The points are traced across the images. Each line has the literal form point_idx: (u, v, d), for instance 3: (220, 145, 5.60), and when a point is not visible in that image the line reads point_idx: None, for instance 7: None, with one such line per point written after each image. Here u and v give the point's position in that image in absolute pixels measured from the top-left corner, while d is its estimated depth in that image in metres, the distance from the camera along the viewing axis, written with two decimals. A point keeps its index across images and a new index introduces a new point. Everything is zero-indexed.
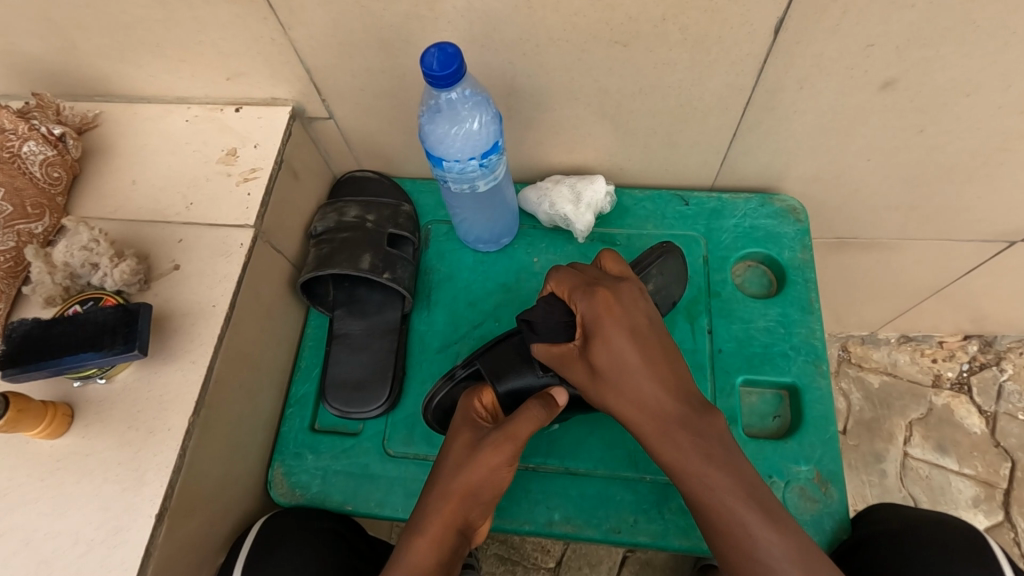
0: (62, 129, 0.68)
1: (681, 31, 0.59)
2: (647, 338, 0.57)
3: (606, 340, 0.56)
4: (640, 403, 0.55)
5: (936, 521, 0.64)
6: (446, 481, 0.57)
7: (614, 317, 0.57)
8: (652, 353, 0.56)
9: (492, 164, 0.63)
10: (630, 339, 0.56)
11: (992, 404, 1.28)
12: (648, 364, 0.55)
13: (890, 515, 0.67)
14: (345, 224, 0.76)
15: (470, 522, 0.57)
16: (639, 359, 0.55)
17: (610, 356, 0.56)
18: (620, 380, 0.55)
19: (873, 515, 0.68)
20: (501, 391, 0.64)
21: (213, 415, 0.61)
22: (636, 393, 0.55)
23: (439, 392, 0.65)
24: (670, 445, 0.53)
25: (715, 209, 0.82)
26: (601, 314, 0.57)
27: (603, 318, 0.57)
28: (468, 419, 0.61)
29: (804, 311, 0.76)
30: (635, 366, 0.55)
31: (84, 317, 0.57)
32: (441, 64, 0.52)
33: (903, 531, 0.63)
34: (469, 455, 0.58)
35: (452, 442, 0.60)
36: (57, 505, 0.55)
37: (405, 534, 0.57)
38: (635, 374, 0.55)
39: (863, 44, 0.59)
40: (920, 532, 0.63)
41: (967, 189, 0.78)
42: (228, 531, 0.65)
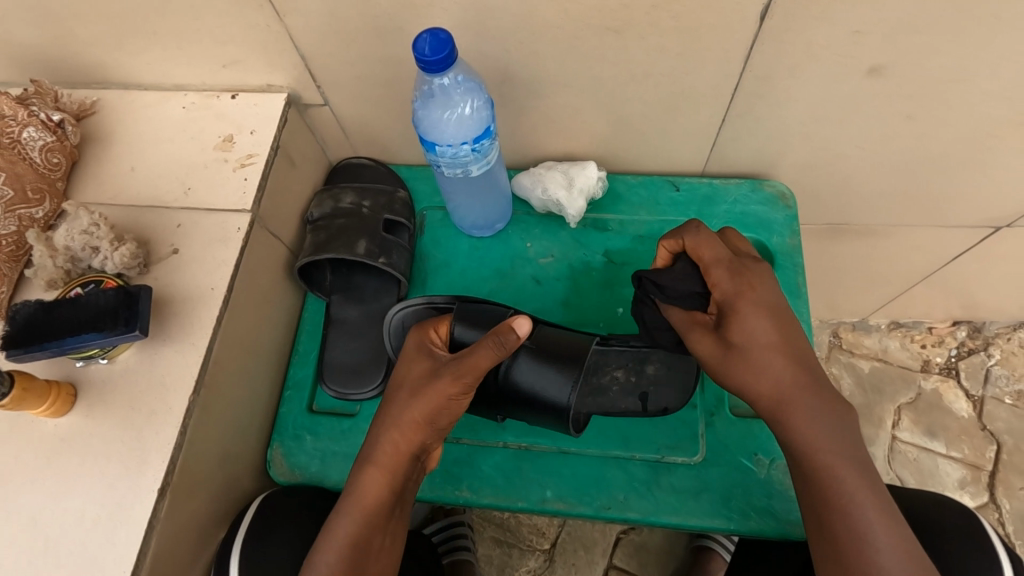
0: (61, 116, 0.68)
1: (671, 17, 0.60)
2: (778, 315, 0.57)
3: (753, 316, 0.56)
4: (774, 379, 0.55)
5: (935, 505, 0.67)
6: (386, 417, 0.59)
7: (757, 296, 0.57)
8: (780, 331, 0.56)
9: (484, 150, 0.63)
10: (764, 315, 0.56)
11: (980, 389, 1.31)
12: (778, 344, 0.55)
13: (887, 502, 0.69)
14: (341, 210, 0.77)
15: (426, 447, 0.59)
16: (769, 333, 0.56)
17: (743, 329, 0.56)
18: (750, 350, 0.55)
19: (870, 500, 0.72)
20: (454, 334, 0.64)
21: (213, 396, 0.63)
22: (761, 370, 0.55)
23: (410, 306, 0.70)
24: (799, 429, 0.53)
25: (706, 196, 0.83)
26: (744, 290, 0.57)
27: (745, 294, 0.57)
28: (411, 352, 0.63)
29: (792, 296, 0.77)
30: (768, 340, 0.55)
31: (84, 299, 0.58)
32: (433, 49, 0.53)
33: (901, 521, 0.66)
34: (420, 387, 0.58)
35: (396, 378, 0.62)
36: (62, 482, 0.57)
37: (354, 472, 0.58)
38: (771, 351, 0.55)
39: (849, 30, 0.60)
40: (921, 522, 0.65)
41: (952, 174, 0.80)
42: (228, 510, 0.67)
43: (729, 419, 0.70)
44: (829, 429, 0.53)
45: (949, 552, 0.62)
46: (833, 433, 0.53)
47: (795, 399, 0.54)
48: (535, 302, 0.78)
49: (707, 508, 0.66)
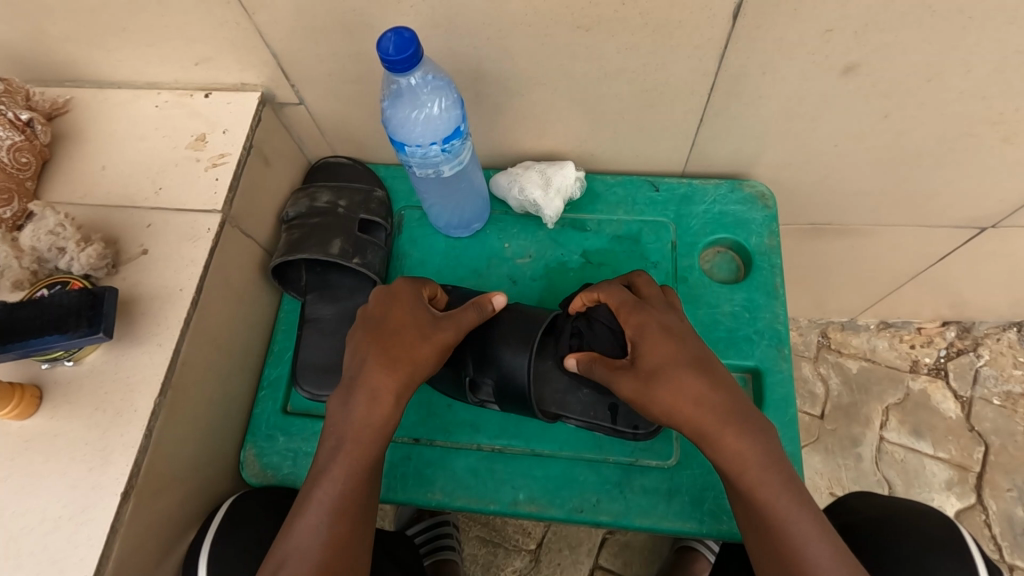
0: (29, 115, 0.68)
1: (642, 15, 0.60)
2: (681, 344, 0.59)
3: (656, 343, 0.59)
4: (695, 400, 0.55)
5: (916, 516, 0.66)
6: (412, 321, 0.61)
7: (656, 323, 0.60)
8: (691, 359, 0.58)
9: (455, 150, 0.62)
10: (671, 343, 0.59)
11: (968, 389, 1.30)
12: (686, 366, 0.57)
13: (864, 507, 0.70)
14: (316, 209, 0.77)
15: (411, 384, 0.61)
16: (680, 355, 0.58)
17: (658, 354, 0.58)
18: (669, 376, 0.56)
19: (852, 505, 0.72)
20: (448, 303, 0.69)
21: (181, 397, 0.62)
22: (681, 394, 0.56)
23: None
24: (726, 447, 0.54)
25: (685, 195, 0.82)
26: (646, 324, 0.60)
27: (647, 328, 0.60)
28: (414, 283, 0.65)
29: (769, 296, 0.76)
30: (681, 364, 0.57)
31: (47, 300, 0.57)
32: (397, 48, 0.52)
33: (878, 526, 0.66)
34: (426, 334, 0.61)
35: (402, 296, 0.63)
36: (24, 484, 0.56)
37: (376, 352, 0.59)
38: (686, 373, 0.56)
39: (822, 28, 0.59)
40: (899, 528, 0.65)
41: (934, 173, 0.79)
42: (198, 511, 0.66)
43: None
44: (750, 441, 0.54)
45: (919, 558, 0.62)
46: (751, 445, 0.54)
47: (717, 423, 0.54)
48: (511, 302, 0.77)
49: (679, 510, 0.66)
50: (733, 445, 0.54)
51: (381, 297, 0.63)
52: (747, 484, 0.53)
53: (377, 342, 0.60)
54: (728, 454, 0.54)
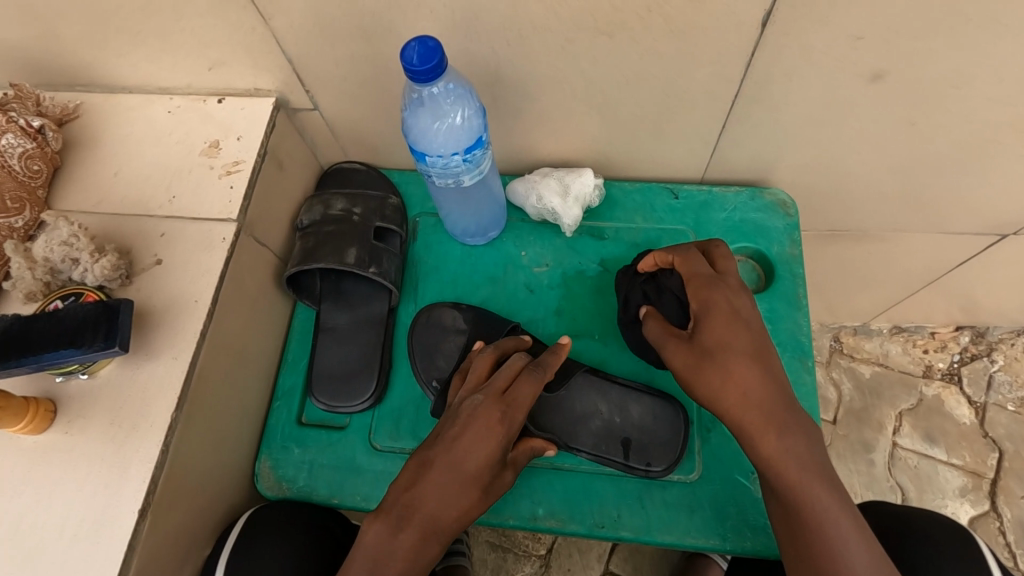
0: (41, 122, 0.67)
1: (667, 21, 0.58)
2: (746, 329, 0.58)
3: (722, 325, 0.58)
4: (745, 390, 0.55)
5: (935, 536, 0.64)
6: (498, 455, 0.57)
7: (728, 305, 0.59)
8: (749, 344, 0.57)
9: (476, 160, 0.61)
10: (733, 329, 0.58)
11: (982, 395, 1.29)
12: (746, 354, 0.57)
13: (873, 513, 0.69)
14: (331, 217, 0.75)
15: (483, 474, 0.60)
16: (743, 341, 0.57)
17: (718, 337, 0.57)
18: (725, 362, 0.56)
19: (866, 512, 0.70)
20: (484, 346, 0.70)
21: (198, 410, 0.61)
22: (730, 381, 0.56)
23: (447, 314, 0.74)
24: (765, 449, 0.54)
25: (705, 202, 0.81)
26: (715, 305, 0.59)
27: (715, 306, 0.59)
28: (491, 391, 0.59)
29: (791, 306, 0.75)
30: (737, 349, 0.57)
31: (62, 313, 0.56)
32: (421, 58, 0.51)
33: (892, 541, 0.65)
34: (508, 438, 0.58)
35: (489, 419, 0.57)
36: (39, 501, 0.55)
37: (454, 494, 0.55)
38: (742, 359, 0.56)
39: (852, 35, 0.58)
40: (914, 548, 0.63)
41: (958, 181, 0.78)
42: (215, 524, 0.65)
43: (726, 434, 0.68)
44: (794, 443, 0.54)
45: (938, 561, 0.62)
46: (797, 448, 0.54)
47: (765, 419, 0.54)
48: (529, 311, 0.76)
49: (702, 526, 0.65)
50: (776, 446, 0.54)
51: (474, 424, 0.57)
52: (785, 482, 0.53)
53: (470, 487, 0.56)
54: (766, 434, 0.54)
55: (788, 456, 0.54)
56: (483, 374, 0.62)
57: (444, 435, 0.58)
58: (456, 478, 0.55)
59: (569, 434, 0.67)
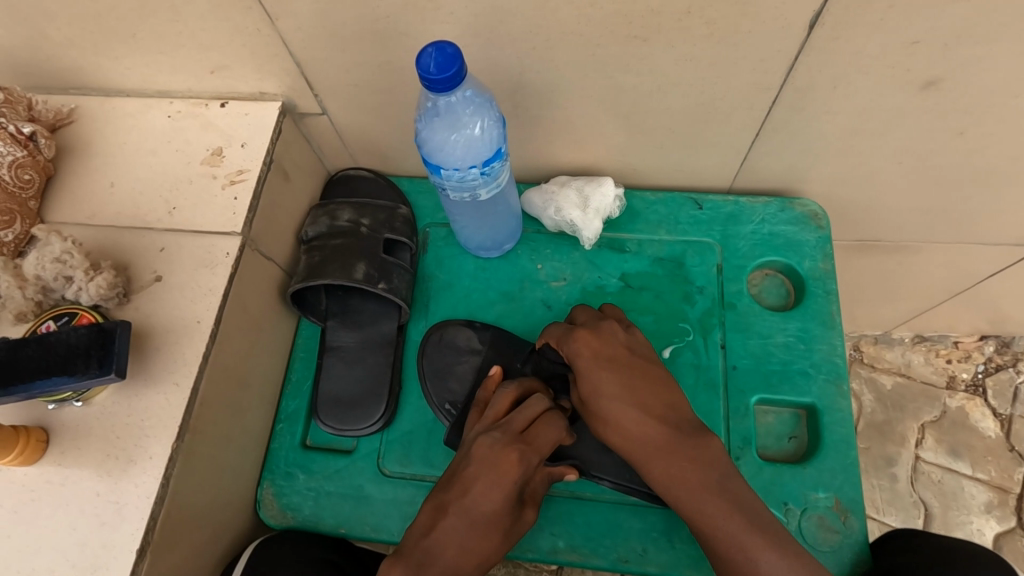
0: (32, 128, 0.62)
1: (706, 25, 0.54)
2: (639, 371, 0.58)
3: (586, 378, 0.58)
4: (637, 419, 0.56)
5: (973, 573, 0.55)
6: (515, 495, 0.55)
7: (589, 356, 0.58)
8: (633, 379, 0.57)
9: (495, 173, 0.57)
10: (603, 370, 0.58)
11: (1008, 408, 1.25)
12: (619, 398, 0.56)
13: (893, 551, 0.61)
14: (337, 229, 0.71)
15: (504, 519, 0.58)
16: (617, 389, 0.57)
17: (591, 389, 0.58)
18: (599, 413, 0.57)
19: (903, 542, 0.61)
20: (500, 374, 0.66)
21: (200, 439, 0.57)
22: (622, 421, 0.56)
23: (461, 333, 0.70)
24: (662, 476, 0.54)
25: (732, 214, 0.77)
26: (581, 352, 0.59)
27: (579, 360, 0.59)
28: (508, 431, 0.57)
29: (825, 326, 0.71)
30: (607, 393, 0.57)
31: (53, 337, 0.52)
32: (439, 66, 0.47)
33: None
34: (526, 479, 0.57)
35: (504, 459, 0.55)
36: (30, 539, 0.52)
37: (472, 539, 0.53)
38: (612, 402, 0.57)
39: (906, 40, 0.53)
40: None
41: (1002, 192, 0.74)
42: (218, 558, 0.62)
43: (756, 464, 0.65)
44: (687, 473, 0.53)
45: None
46: (693, 479, 0.53)
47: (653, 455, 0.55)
48: None
49: None
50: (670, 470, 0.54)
51: (488, 463, 0.55)
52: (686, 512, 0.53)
53: (486, 532, 0.54)
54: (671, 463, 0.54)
55: (679, 487, 0.53)
56: (502, 410, 0.60)
57: (460, 476, 0.56)
58: (471, 523, 0.54)
59: (591, 465, 0.63)
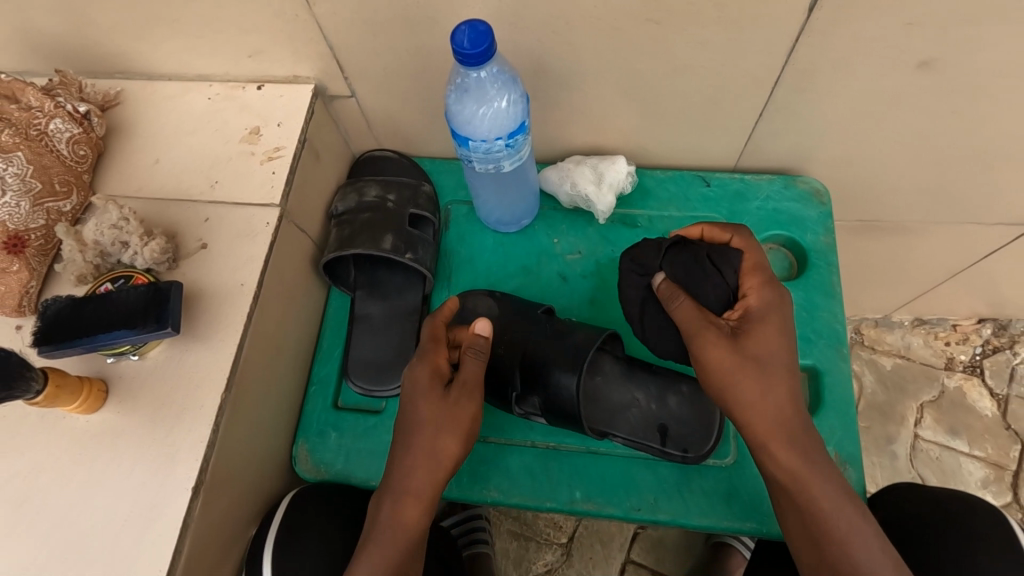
0: (86, 107, 0.68)
1: (715, 8, 0.58)
2: (792, 354, 0.58)
3: (764, 329, 0.58)
4: (760, 389, 0.56)
5: (975, 530, 0.59)
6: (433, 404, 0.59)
7: (774, 322, 0.59)
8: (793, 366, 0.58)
9: (517, 146, 0.62)
10: (779, 336, 0.58)
11: (1004, 388, 1.27)
12: (791, 377, 0.57)
13: (903, 498, 0.65)
14: (366, 204, 0.76)
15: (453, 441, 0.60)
16: (788, 363, 0.58)
17: (762, 345, 0.57)
18: (771, 372, 0.57)
19: (899, 494, 0.66)
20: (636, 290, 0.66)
21: (244, 393, 0.62)
22: (760, 391, 0.56)
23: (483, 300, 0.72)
24: (783, 463, 0.56)
25: (738, 191, 0.81)
26: (769, 316, 0.59)
27: (770, 312, 0.59)
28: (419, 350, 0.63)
29: (826, 296, 0.75)
30: (784, 365, 0.57)
31: (115, 296, 0.57)
32: (472, 42, 0.51)
33: (912, 534, 0.61)
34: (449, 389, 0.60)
35: (412, 378, 0.61)
36: (93, 480, 0.57)
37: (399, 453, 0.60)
38: (778, 382, 0.57)
39: (901, 23, 0.58)
40: (937, 540, 0.59)
41: (998, 172, 0.77)
42: (258, 507, 0.66)
43: None
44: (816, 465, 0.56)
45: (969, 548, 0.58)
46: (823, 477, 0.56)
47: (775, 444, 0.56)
48: (561, 299, 0.77)
49: (738, 511, 0.66)
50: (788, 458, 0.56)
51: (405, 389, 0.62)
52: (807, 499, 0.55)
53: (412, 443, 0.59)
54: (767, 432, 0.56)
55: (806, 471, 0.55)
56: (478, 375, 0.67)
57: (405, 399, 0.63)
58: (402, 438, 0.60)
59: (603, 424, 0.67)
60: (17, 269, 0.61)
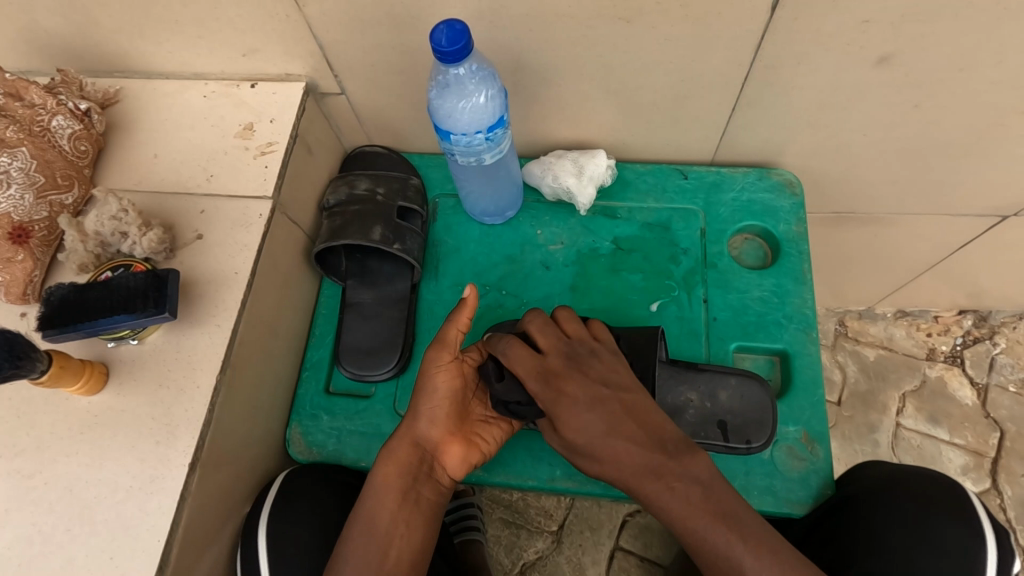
0: (87, 105, 0.71)
1: (683, 7, 0.62)
2: (567, 395, 0.59)
3: (565, 408, 0.59)
4: (606, 425, 0.58)
5: (920, 500, 0.62)
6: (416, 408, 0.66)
7: (557, 397, 0.59)
8: (619, 415, 0.58)
9: (496, 139, 0.65)
10: (569, 396, 0.59)
11: (984, 377, 1.30)
12: (604, 416, 0.58)
13: (863, 476, 0.68)
14: (356, 197, 0.79)
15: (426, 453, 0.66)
16: (599, 427, 0.58)
17: (573, 431, 0.58)
18: (596, 444, 0.58)
19: (858, 472, 0.69)
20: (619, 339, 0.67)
21: (239, 375, 0.65)
22: (582, 425, 0.58)
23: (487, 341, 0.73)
24: (672, 509, 0.55)
25: (714, 183, 0.84)
26: (561, 395, 0.59)
27: (554, 382, 0.60)
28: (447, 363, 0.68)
29: (798, 282, 0.78)
30: (585, 411, 0.58)
31: (115, 282, 0.60)
32: (450, 40, 0.54)
33: (873, 498, 0.64)
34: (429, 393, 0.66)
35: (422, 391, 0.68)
36: (96, 457, 0.60)
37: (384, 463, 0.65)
38: (608, 439, 0.58)
39: (859, 20, 0.61)
40: (879, 510, 0.63)
41: (963, 162, 0.80)
42: (253, 486, 0.69)
43: None
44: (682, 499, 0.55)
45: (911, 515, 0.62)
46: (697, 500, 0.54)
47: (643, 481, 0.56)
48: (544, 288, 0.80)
49: None
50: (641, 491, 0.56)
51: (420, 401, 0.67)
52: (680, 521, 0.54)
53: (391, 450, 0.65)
54: (627, 471, 0.57)
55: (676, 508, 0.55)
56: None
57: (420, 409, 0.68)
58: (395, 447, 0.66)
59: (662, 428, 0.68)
60: (22, 259, 0.64)
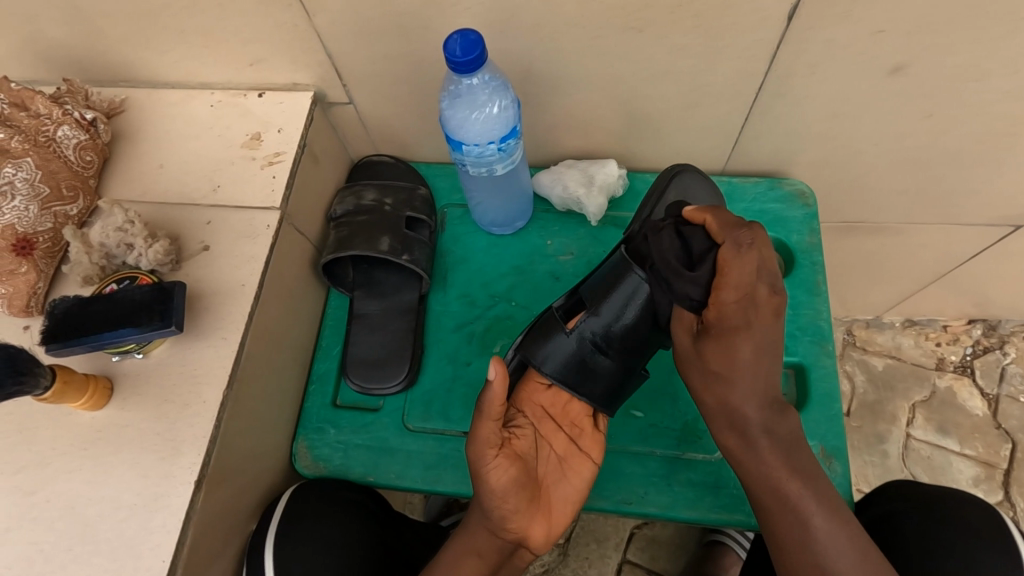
0: (93, 115, 0.70)
1: (695, 17, 0.61)
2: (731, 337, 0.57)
3: (738, 338, 0.57)
4: (752, 363, 0.58)
5: (966, 527, 0.61)
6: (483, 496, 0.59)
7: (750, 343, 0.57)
8: (765, 351, 0.58)
9: (509, 149, 0.64)
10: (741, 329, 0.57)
11: (995, 388, 1.28)
12: (755, 344, 0.58)
13: (900, 496, 0.67)
14: (363, 207, 0.78)
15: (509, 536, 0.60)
16: (748, 360, 0.57)
17: (723, 357, 0.58)
18: (729, 375, 0.58)
19: (897, 493, 0.67)
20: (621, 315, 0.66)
21: (245, 388, 0.64)
22: (732, 359, 0.58)
23: None
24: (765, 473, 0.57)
25: (725, 194, 0.83)
26: (738, 327, 0.57)
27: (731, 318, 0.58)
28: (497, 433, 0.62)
29: (811, 293, 0.78)
30: (745, 346, 0.57)
31: (119, 295, 0.59)
32: (463, 50, 0.54)
33: (922, 530, 0.62)
34: (488, 482, 0.58)
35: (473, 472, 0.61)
36: (98, 473, 0.58)
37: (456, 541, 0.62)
38: (741, 380, 0.58)
39: (873, 30, 0.60)
40: (923, 542, 0.61)
41: (972, 172, 0.79)
42: (259, 501, 0.68)
43: None
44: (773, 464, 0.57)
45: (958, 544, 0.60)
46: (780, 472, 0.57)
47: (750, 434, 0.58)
48: (552, 299, 0.78)
49: (725, 503, 0.68)
50: (735, 441, 0.59)
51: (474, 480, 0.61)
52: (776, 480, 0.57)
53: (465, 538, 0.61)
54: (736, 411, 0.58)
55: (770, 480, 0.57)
56: (592, 449, 0.66)
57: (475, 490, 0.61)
58: (464, 531, 0.62)
59: None
60: (26, 271, 0.63)
